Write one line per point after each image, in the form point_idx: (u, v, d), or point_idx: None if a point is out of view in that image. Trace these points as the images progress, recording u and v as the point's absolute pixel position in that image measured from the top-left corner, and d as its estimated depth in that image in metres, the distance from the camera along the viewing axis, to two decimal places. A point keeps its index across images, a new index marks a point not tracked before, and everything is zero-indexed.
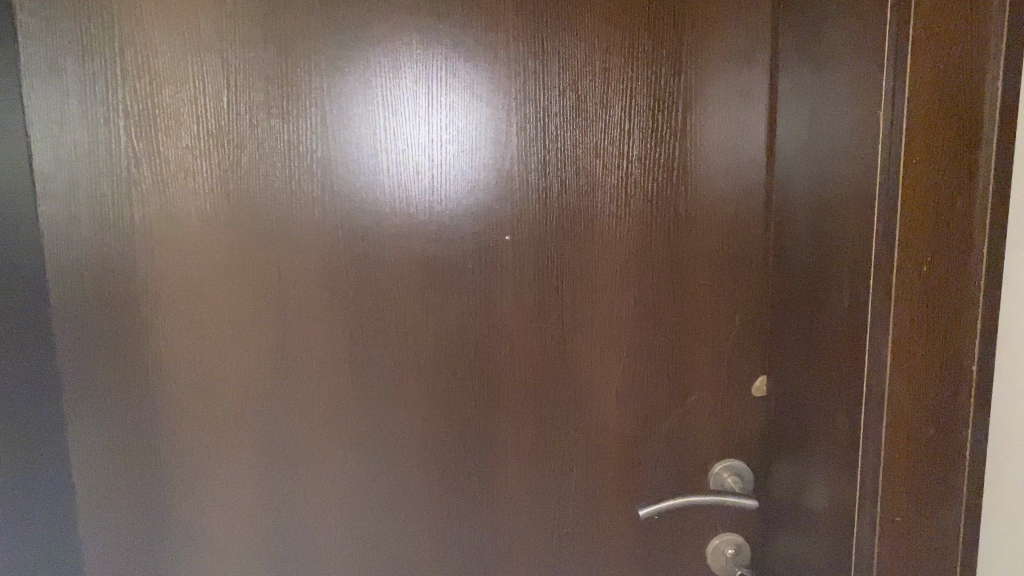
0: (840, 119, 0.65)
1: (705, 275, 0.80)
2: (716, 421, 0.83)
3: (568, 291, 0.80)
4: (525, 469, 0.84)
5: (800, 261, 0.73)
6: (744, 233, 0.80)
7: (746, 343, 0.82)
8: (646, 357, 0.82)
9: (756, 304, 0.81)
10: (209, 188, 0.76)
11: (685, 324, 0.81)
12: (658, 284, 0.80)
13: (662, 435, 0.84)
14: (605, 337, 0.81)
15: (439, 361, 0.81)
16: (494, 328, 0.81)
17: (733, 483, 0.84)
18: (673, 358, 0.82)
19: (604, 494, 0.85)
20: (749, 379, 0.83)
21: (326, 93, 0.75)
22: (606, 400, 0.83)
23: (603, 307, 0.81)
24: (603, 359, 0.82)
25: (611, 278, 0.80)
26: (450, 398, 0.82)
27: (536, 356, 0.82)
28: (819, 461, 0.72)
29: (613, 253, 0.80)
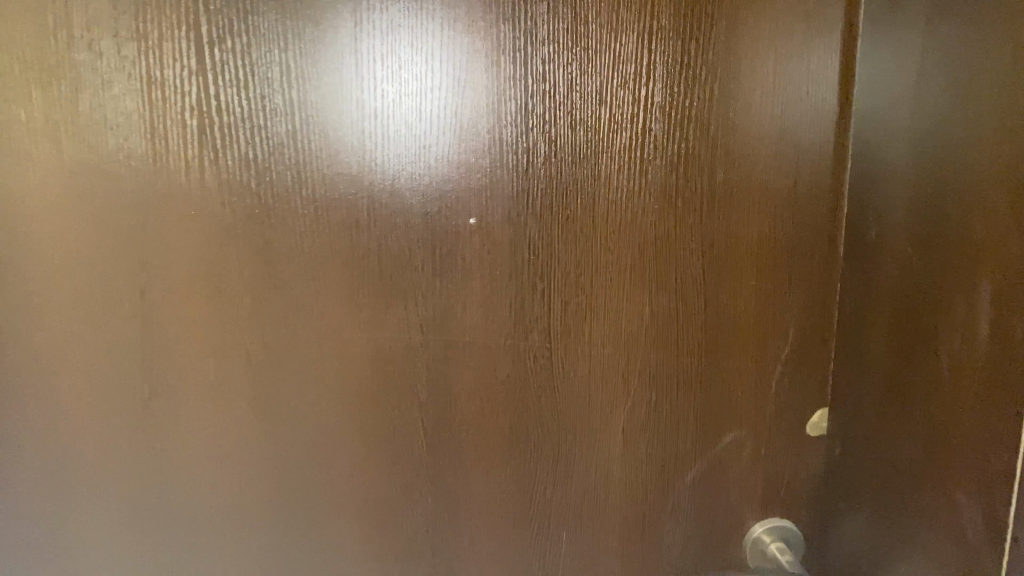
0: (994, 47, 0.42)
1: (755, 273, 0.58)
2: (760, 469, 0.61)
3: (566, 298, 0.57)
4: (499, 537, 0.61)
5: (899, 259, 0.51)
6: (807, 215, 0.57)
7: (803, 366, 0.60)
8: (671, 386, 0.59)
9: (820, 313, 0.59)
10: (32, 143, 0.51)
11: (725, 342, 0.59)
12: (690, 286, 0.57)
13: (690, 490, 0.61)
14: (617, 361, 0.58)
15: (380, 400, 0.57)
16: (459, 351, 0.57)
17: (780, 550, 0.62)
18: (708, 388, 0.59)
19: (611, 568, 0.63)
20: (805, 412, 0.61)
21: (201, 1, 0.50)
22: (615, 448, 0.60)
23: (615, 319, 0.58)
24: (613, 390, 0.59)
25: (626, 280, 0.57)
26: (398, 449, 0.58)
27: (521, 390, 0.58)
28: (927, 546, 0.50)
29: (627, 243, 0.56)
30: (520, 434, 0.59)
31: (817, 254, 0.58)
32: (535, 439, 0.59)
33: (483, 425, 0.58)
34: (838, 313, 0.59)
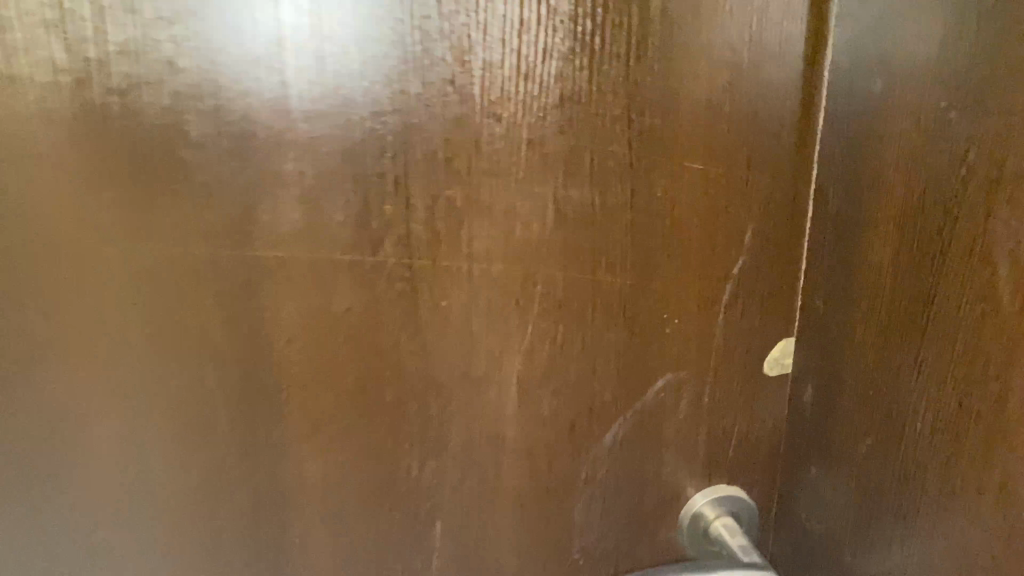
0: None
1: (703, 152, 0.41)
2: (705, 422, 0.45)
3: (430, 192, 0.38)
4: (346, 528, 0.43)
5: (911, 120, 0.34)
6: (773, 67, 0.40)
7: (764, 283, 0.43)
8: (583, 315, 0.42)
9: (788, 208, 0.43)
10: None
11: (659, 250, 0.42)
12: (611, 171, 0.40)
13: (612, 456, 0.45)
14: (509, 283, 0.40)
15: (154, 345, 0.38)
16: (269, 271, 0.37)
17: (727, 529, 0.46)
18: (637, 316, 0.42)
19: (505, 559, 0.46)
20: (763, 342, 0.45)
21: None
22: (508, 407, 0.42)
23: (505, 221, 0.39)
24: (503, 326, 0.41)
25: (520, 163, 0.39)
26: (191, 417, 0.39)
27: (367, 328, 0.39)
28: (956, 539, 0.34)
29: (521, 107, 0.38)
30: (370, 391, 0.41)
31: (783, 122, 0.41)
32: (393, 398, 0.41)
33: (315, 380, 0.40)
34: (811, 206, 0.43)
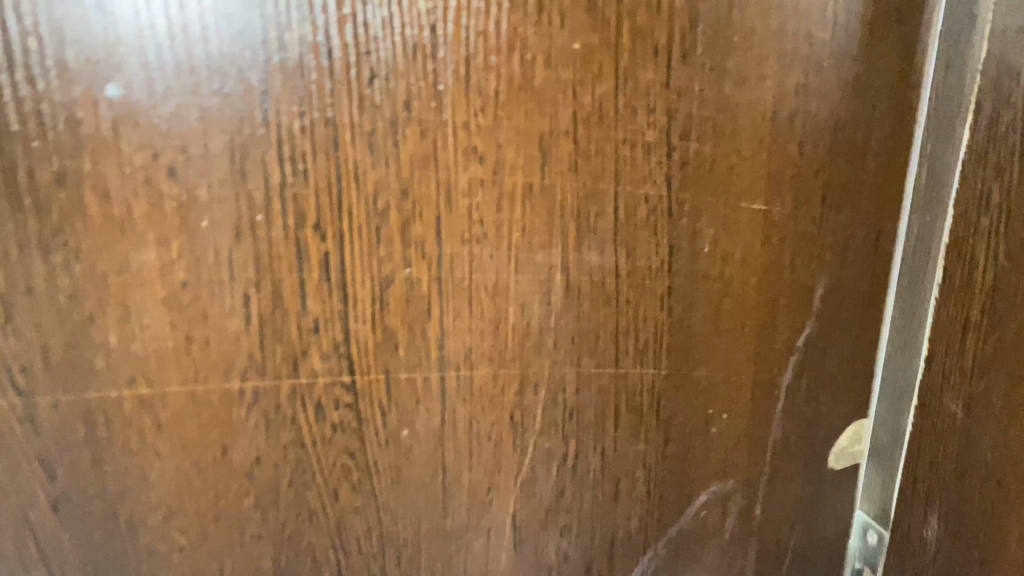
0: None
1: (762, 190, 0.28)
2: (755, 542, 0.34)
3: (374, 280, 0.25)
4: None
5: None
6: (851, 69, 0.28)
7: (832, 355, 0.32)
8: (601, 427, 0.29)
9: (864, 254, 0.31)
10: None
11: (702, 331, 0.29)
12: (641, 223, 0.27)
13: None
14: (497, 398, 0.27)
15: None
16: (123, 418, 0.23)
17: None
18: (672, 417, 0.30)
19: None
20: (825, 433, 0.33)
21: None
22: (501, 568, 0.29)
23: (491, 312, 0.26)
24: (493, 458, 0.28)
25: (510, 225, 0.26)
26: None
27: (290, 487, 0.26)
28: None
29: (510, 140, 0.25)
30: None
31: (861, 144, 0.30)
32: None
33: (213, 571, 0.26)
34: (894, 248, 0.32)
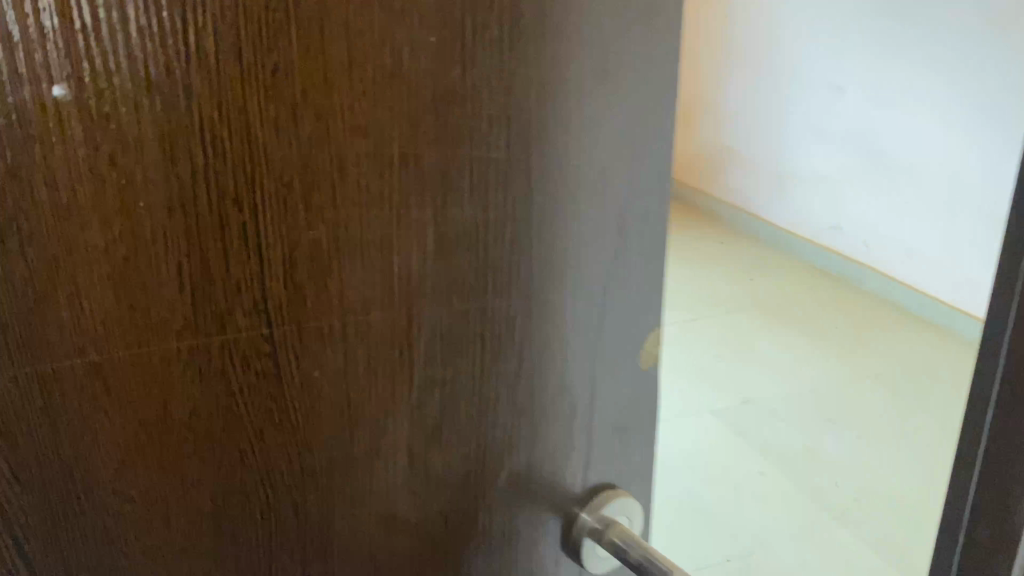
0: None
1: (584, 149, 0.35)
2: (582, 440, 0.41)
3: (285, 242, 0.29)
4: None
5: None
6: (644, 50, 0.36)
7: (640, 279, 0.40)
8: (469, 352, 0.35)
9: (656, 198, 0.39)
10: None
11: (540, 267, 0.36)
12: (491, 181, 0.33)
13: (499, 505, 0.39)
14: (386, 336, 0.32)
15: None
16: (73, 381, 0.26)
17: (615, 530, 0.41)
18: (519, 340, 0.37)
19: None
20: (633, 344, 0.41)
21: None
22: (392, 483, 0.35)
23: (378, 264, 0.31)
24: (382, 389, 0.33)
25: (392, 189, 0.30)
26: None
27: (216, 433, 0.29)
28: None
29: (390, 120, 0.29)
30: (228, 510, 0.31)
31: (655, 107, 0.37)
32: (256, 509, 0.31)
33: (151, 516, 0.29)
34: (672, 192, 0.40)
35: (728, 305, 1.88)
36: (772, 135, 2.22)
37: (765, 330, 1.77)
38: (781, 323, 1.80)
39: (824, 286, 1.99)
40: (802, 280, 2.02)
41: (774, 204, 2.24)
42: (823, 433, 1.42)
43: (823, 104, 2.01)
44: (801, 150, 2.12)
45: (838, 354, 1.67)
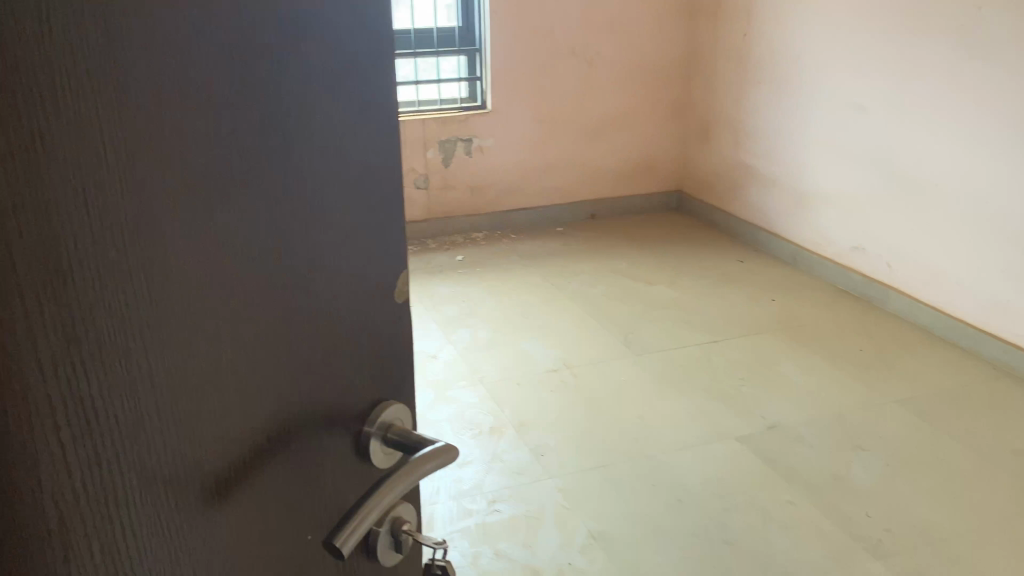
0: None
1: (299, 97, 0.33)
2: (334, 409, 0.39)
3: (51, 226, 0.24)
4: None
5: None
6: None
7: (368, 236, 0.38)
8: (218, 335, 0.31)
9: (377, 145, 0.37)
10: None
11: (332, 210, 0.36)
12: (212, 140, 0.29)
13: (316, 462, 0.38)
14: (137, 324, 0.27)
15: None
16: None
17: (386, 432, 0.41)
18: (265, 313, 0.33)
19: None
20: (372, 301, 0.39)
21: None
22: (240, 447, 0.33)
23: (210, 212, 0.30)
24: (220, 347, 0.32)
25: (140, 147, 0.27)
26: None
27: (101, 420, 0.27)
28: None
29: (203, 58, 0.29)
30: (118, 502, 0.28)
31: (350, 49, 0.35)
32: (141, 493, 0.29)
33: (57, 532, 0.26)
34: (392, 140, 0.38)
35: (749, 327, 1.85)
36: (790, 155, 2.21)
37: (787, 353, 1.74)
38: (805, 346, 1.76)
39: (845, 307, 1.97)
40: (824, 302, 1.99)
41: (793, 224, 2.23)
42: (852, 456, 1.38)
43: (844, 125, 2.01)
44: (819, 170, 2.11)
45: (863, 377, 1.64)
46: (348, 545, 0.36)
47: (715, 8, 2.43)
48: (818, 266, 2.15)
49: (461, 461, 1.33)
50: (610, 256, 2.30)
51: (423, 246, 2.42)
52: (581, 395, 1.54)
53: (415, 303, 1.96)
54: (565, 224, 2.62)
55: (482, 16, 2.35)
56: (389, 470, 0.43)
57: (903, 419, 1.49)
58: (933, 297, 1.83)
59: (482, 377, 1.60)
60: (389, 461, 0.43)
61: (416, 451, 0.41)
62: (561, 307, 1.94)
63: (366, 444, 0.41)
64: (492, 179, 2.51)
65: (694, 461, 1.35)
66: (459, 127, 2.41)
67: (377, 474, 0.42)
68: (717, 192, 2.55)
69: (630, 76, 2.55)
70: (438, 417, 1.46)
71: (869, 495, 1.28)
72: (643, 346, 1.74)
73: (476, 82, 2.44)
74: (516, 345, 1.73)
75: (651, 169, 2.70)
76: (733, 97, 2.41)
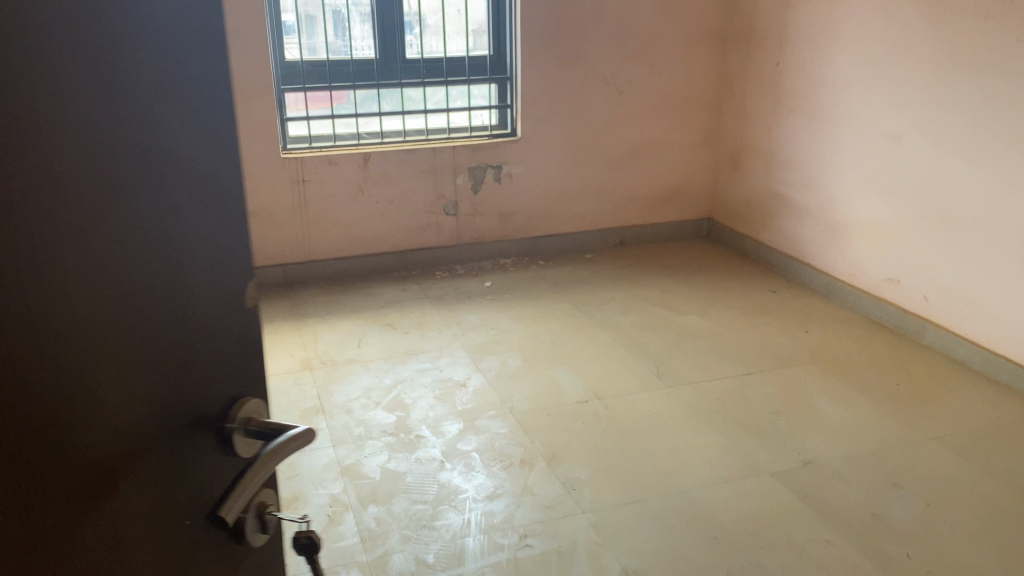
0: None
1: (159, 135, 0.39)
2: (203, 403, 0.44)
3: None
4: None
5: None
6: (214, 27, 0.42)
7: (221, 251, 0.44)
8: (108, 339, 0.36)
9: (222, 173, 0.44)
10: None
11: (183, 224, 0.41)
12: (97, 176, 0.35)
13: (189, 455, 0.43)
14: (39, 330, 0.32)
15: None
16: None
17: (252, 422, 0.47)
18: (147, 319, 0.39)
19: None
20: (230, 307, 0.46)
21: None
22: (131, 440, 0.38)
23: (92, 223, 0.35)
24: (109, 352, 0.36)
25: (36, 184, 0.32)
26: None
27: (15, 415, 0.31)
28: None
29: (78, 107, 0.34)
30: (21, 471, 0.32)
31: (200, 95, 0.41)
32: (40, 463, 0.33)
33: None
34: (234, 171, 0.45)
35: (782, 359, 1.82)
36: (823, 185, 2.18)
37: (821, 386, 1.70)
38: (838, 380, 1.73)
39: (881, 339, 1.93)
40: (859, 334, 1.96)
41: (827, 254, 2.20)
42: (888, 493, 1.35)
43: (878, 155, 1.98)
44: (853, 200, 2.08)
45: (897, 412, 1.60)
46: (232, 514, 0.44)
47: (747, 37, 2.43)
48: (852, 297, 2.12)
49: (491, 493, 1.31)
50: (640, 284, 2.28)
51: (450, 272, 2.41)
52: (611, 426, 1.52)
53: (443, 330, 1.95)
54: (594, 251, 2.61)
55: (513, 44, 2.36)
56: (250, 458, 0.48)
57: (940, 456, 1.46)
58: (970, 330, 1.79)
59: (513, 407, 1.58)
60: (250, 449, 0.48)
61: (277, 436, 0.47)
62: (590, 335, 1.92)
63: (230, 438, 0.46)
64: (520, 205, 2.50)
65: (727, 496, 1.33)
66: (488, 154, 2.41)
67: (244, 461, 0.48)
68: (748, 221, 2.53)
69: (660, 104, 2.54)
70: (469, 447, 1.44)
71: (909, 535, 1.25)
72: (675, 377, 1.72)
73: (506, 110, 2.44)
74: (547, 375, 1.71)
75: (680, 197, 2.68)
76: (765, 126, 2.39)
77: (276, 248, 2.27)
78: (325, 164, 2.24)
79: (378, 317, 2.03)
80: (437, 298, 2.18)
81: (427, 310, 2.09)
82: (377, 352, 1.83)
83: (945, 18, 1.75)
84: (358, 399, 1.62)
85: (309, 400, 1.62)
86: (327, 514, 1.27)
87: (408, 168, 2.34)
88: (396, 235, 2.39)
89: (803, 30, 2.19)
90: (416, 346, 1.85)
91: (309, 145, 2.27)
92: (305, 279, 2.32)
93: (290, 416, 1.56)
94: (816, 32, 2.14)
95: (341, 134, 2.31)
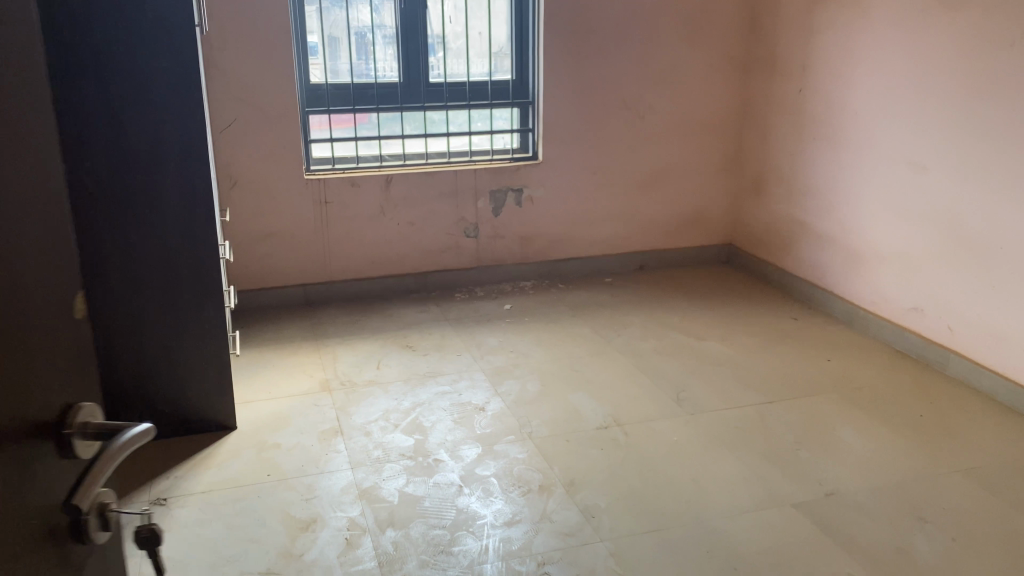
0: None
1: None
2: (44, 410, 0.44)
3: None
4: None
5: None
6: (30, 38, 0.43)
7: (51, 259, 0.45)
8: None
9: (46, 182, 0.44)
10: None
11: (20, 229, 0.41)
12: None
13: (34, 461, 0.43)
14: None
15: None
16: None
17: (92, 420, 0.48)
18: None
19: None
20: (62, 315, 0.46)
21: None
22: None
23: None
24: None
25: None
26: None
27: None
28: None
29: None
30: None
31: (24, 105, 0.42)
32: None
33: None
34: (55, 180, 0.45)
35: (803, 388, 1.80)
36: (845, 213, 2.17)
37: (844, 416, 1.69)
38: (861, 409, 1.71)
39: (905, 369, 1.91)
40: (882, 363, 1.94)
41: (850, 282, 2.19)
42: (912, 526, 1.33)
43: (902, 183, 1.97)
44: (876, 228, 2.07)
45: (921, 443, 1.58)
46: (84, 504, 0.46)
47: (770, 63, 2.43)
48: (875, 326, 2.10)
49: (509, 520, 1.30)
50: (660, 308, 2.27)
51: (470, 294, 2.41)
52: (630, 453, 1.51)
53: (462, 352, 1.95)
54: (613, 275, 2.60)
55: (535, 68, 2.37)
56: (90, 458, 0.49)
57: (965, 489, 1.43)
58: (996, 361, 1.77)
59: (531, 432, 1.57)
60: (89, 449, 0.48)
61: (119, 433, 0.48)
62: (609, 360, 1.91)
63: (71, 443, 0.46)
64: (541, 228, 2.51)
65: (747, 526, 1.31)
66: (509, 177, 2.42)
67: (83, 463, 0.48)
68: (770, 246, 2.52)
69: (681, 129, 2.54)
70: (487, 472, 1.44)
71: (934, 569, 1.23)
72: (696, 404, 1.70)
73: (527, 133, 2.45)
74: (566, 400, 1.71)
75: (701, 222, 2.68)
76: (787, 152, 2.39)
77: (297, 268, 2.28)
78: (347, 186, 2.26)
79: (397, 338, 2.04)
80: (456, 320, 2.18)
81: (446, 332, 2.09)
82: (396, 374, 1.83)
83: (971, 47, 1.74)
84: (377, 421, 1.62)
85: (328, 421, 1.62)
86: (345, 537, 1.26)
87: (430, 190, 2.35)
88: (416, 257, 2.40)
89: (826, 57, 2.19)
90: (436, 369, 1.85)
91: (332, 167, 2.29)
92: (325, 299, 2.34)
93: (310, 438, 1.57)
94: (840, 59, 2.13)
95: (363, 156, 2.32)
